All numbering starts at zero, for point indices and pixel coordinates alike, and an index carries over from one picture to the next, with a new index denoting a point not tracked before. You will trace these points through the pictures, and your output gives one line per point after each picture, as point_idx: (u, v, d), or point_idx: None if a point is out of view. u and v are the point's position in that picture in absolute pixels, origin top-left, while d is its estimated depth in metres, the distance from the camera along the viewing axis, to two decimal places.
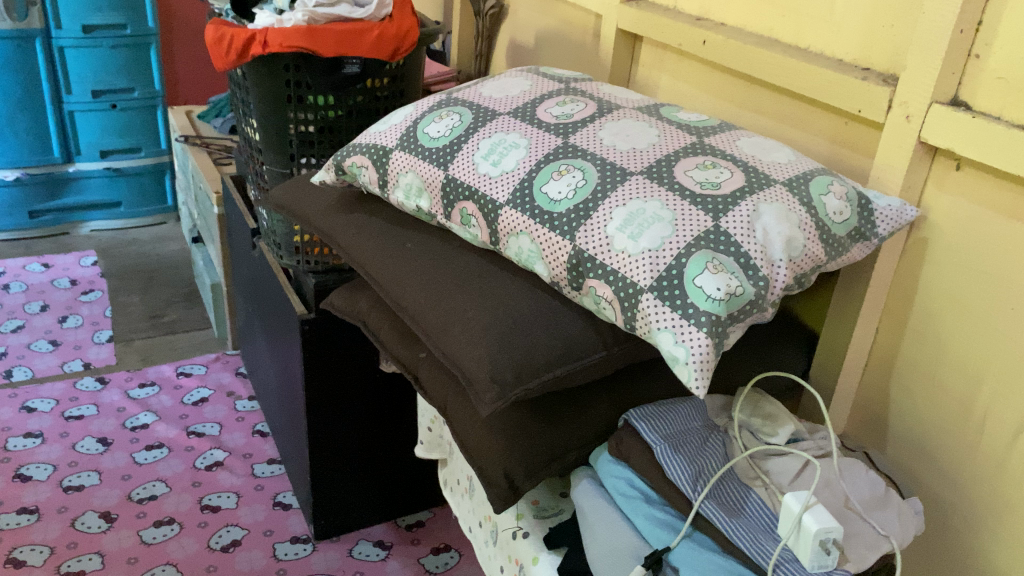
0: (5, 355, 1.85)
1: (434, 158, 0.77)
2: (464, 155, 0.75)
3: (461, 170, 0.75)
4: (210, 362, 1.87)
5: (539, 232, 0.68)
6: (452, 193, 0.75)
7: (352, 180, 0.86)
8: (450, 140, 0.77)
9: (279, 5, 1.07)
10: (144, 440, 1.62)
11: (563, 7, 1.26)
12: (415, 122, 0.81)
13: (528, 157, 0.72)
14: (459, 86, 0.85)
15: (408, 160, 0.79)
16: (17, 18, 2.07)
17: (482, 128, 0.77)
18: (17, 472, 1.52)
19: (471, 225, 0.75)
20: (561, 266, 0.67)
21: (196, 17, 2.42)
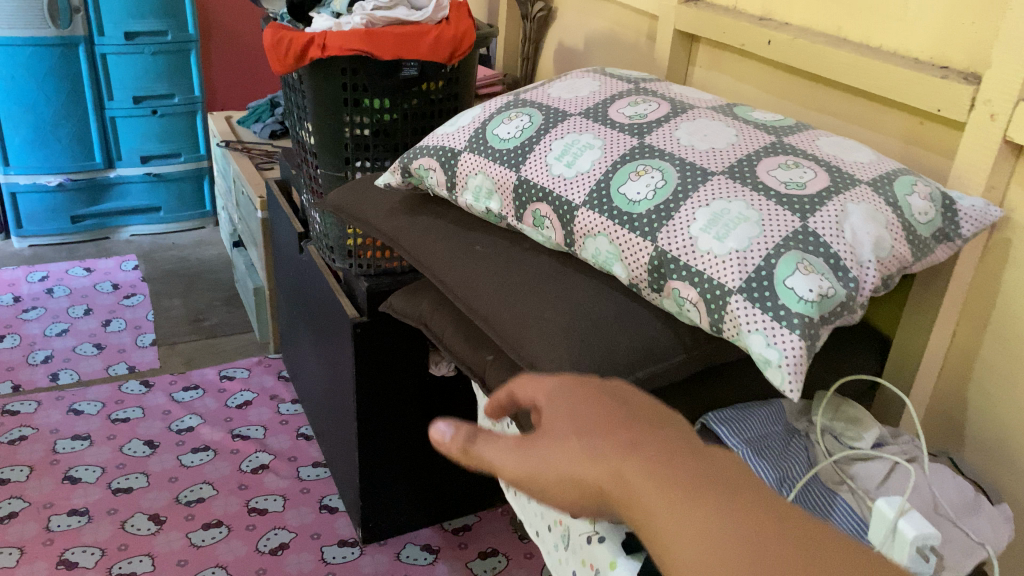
0: (51, 358, 1.86)
1: (506, 160, 0.77)
2: (536, 156, 0.75)
3: (534, 172, 0.74)
4: (253, 366, 1.87)
5: (617, 233, 0.68)
6: (525, 194, 0.75)
7: (420, 184, 0.86)
8: (522, 141, 0.77)
9: (335, 8, 1.07)
10: (190, 443, 1.63)
11: (614, 10, 1.25)
12: (483, 124, 0.81)
13: (603, 158, 0.72)
14: (525, 87, 0.85)
15: (478, 162, 0.79)
16: (61, 26, 2.10)
17: (554, 129, 0.76)
18: (67, 474, 1.53)
19: (545, 226, 0.74)
20: (642, 268, 0.66)
21: (234, 23, 2.44)
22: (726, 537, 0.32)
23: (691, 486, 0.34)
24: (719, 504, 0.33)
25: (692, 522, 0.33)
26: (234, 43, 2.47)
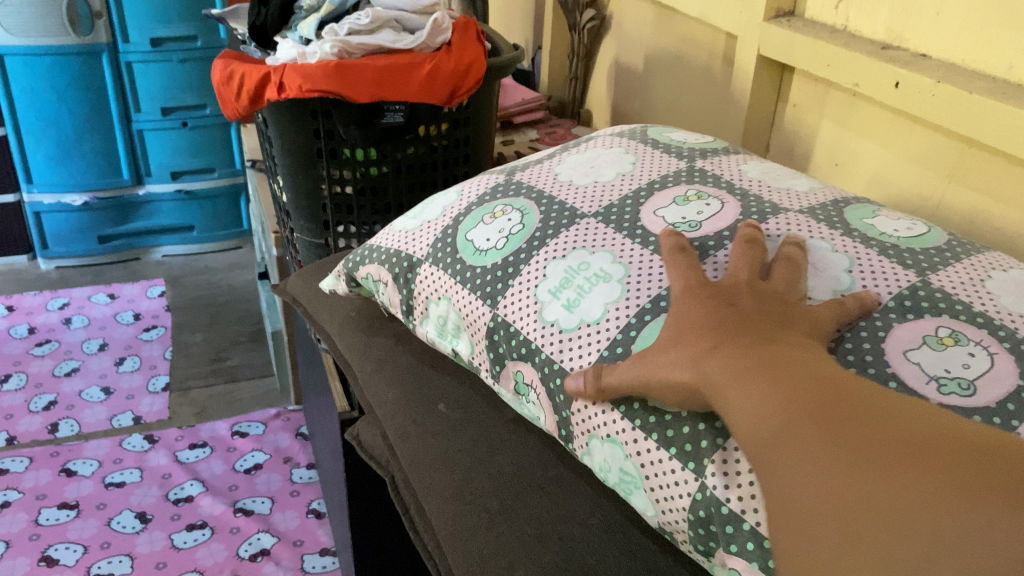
0: (54, 404, 1.69)
1: (481, 285, 0.57)
2: (521, 285, 0.55)
3: (516, 309, 0.54)
4: (269, 420, 1.67)
5: (646, 438, 0.47)
6: (508, 344, 0.55)
7: (382, 304, 0.66)
8: (507, 255, 0.57)
9: (304, 33, 0.82)
10: (186, 518, 1.42)
11: (682, 21, 0.96)
12: (455, 222, 0.62)
13: (622, 304, 0.50)
14: (519, 167, 0.66)
15: (443, 284, 0.59)
16: (82, 33, 1.92)
17: (551, 242, 0.56)
18: (44, 554, 1.34)
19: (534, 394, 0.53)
20: (681, 508, 0.45)
21: None
22: (767, 395, 0.40)
23: (747, 345, 0.42)
24: (765, 361, 0.41)
25: (729, 378, 0.42)
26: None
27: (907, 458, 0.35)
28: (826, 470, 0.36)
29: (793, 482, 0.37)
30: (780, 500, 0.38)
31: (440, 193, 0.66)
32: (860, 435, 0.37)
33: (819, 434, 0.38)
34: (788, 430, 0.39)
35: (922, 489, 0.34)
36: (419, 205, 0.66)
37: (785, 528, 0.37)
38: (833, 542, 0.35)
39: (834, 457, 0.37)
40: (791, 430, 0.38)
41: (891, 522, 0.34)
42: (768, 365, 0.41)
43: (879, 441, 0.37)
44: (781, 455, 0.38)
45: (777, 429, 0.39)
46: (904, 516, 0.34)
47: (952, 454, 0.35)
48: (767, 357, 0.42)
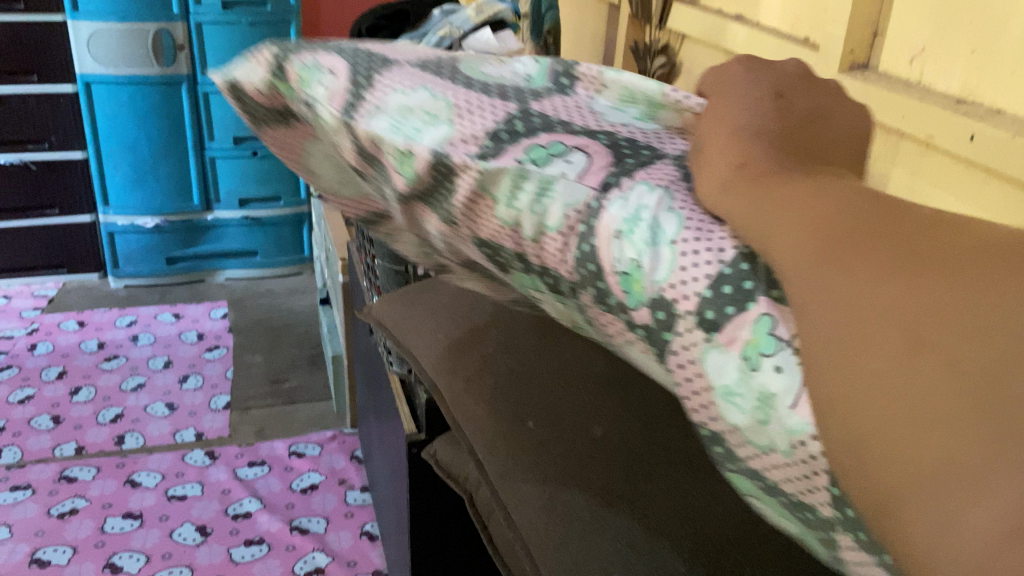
0: (120, 417, 1.76)
1: (494, 91, 0.42)
2: (559, 100, 0.42)
3: (556, 109, 0.40)
4: (325, 442, 1.71)
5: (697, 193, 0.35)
6: (524, 134, 0.38)
7: (267, 91, 0.45)
8: (523, 86, 0.43)
9: None
10: (245, 533, 1.46)
11: None
12: (452, 58, 0.47)
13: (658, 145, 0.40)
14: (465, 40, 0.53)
15: (420, 78, 0.42)
16: (165, 64, 2.03)
17: (581, 73, 0.45)
18: (109, 561, 1.38)
19: (559, 162, 0.37)
20: (696, 285, 0.31)
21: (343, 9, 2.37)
22: (823, 198, 0.30)
23: (801, 177, 0.32)
24: (827, 183, 0.31)
25: (771, 200, 0.31)
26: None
27: (989, 257, 0.25)
28: (895, 284, 0.25)
29: (843, 293, 0.26)
30: (824, 312, 0.26)
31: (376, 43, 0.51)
32: (943, 244, 0.26)
33: (891, 243, 0.27)
34: (835, 236, 0.27)
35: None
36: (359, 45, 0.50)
37: (824, 352, 0.26)
38: (892, 359, 0.24)
39: (917, 266, 0.25)
40: (839, 234, 0.27)
41: (986, 343, 0.23)
42: (802, 180, 0.32)
43: (974, 255, 0.26)
44: (824, 256, 0.27)
45: (830, 225, 0.28)
46: (1021, 337, 0.23)
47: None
48: (819, 184, 0.31)
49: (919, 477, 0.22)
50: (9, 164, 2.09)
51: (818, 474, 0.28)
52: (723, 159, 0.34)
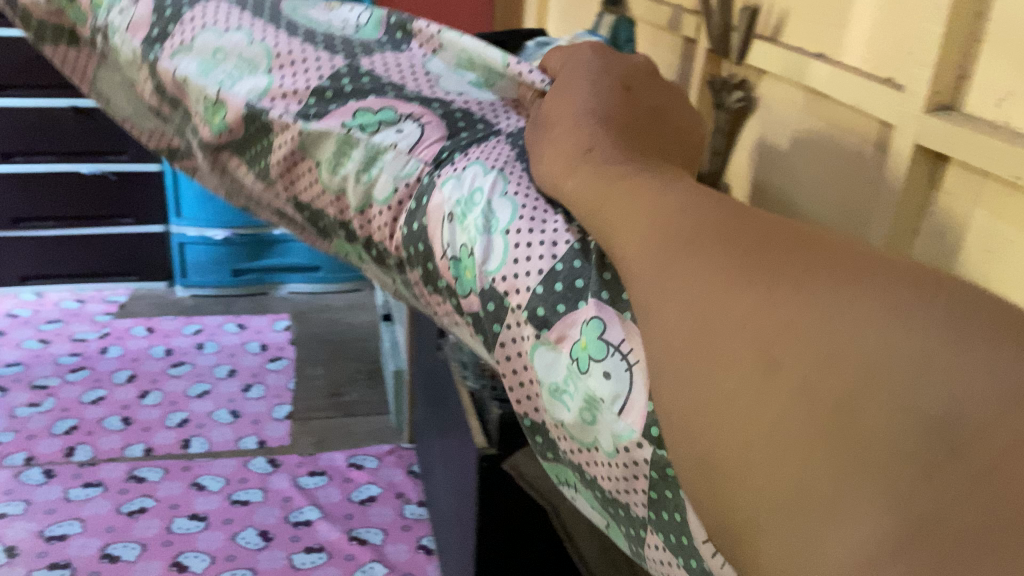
0: (186, 422, 1.81)
1: (333, 52, 0.69)
2: (376, 64, 0.68)
3: (381, 71, 0.68)
4: (383, 456, 1.75)
5: (529, 189, 0.55)
6: (358, 106, 0.64)
7: (234, 106, 0.67)
8: (358, 53, 0.70)
9: None
10: (305, 540, 1.50)
11: (833, 107, 1.02)
12: (301, 29, 0.72)
13: (467, 99, 0.66)
14: (278, 9, 0.74)
15: (255, 42, 0.70)
16: None
17: (418, 31, 0.73)
18: (176, 560, 1.43)
19: (391, 129, 0.62)
20: (530, 280, 0.51)
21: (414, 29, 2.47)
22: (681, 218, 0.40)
23: (654, 186, 0.44)
24: (672, 194, 0.43)
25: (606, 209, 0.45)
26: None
27: (816, 278, 0.33)
28: (738, 299, 0.34)
29: (688, 302, 0.36)
30: (680, 321, 0.36)
31: (230, 30, 0.70)
32: (776, 246, 0.36)
33: (727, 249, 0.37)
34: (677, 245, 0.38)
35: (862, 298, 0.31)
36: (218, 31, 0.71)
37: (674, 351, 0.35)
38: (746, 372, 0.32)
39: (747, 274, 0.35)
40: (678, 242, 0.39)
41: (815, 349, 0.31)
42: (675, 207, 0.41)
43: (803, 261, 0.34)
44: (672, 262, 0.38)
45: (681, 241, 0.39)
46: (855, 351, 0.30)
47: (898, 278, 0.32)
48: (676, 196, 0.43)
49: (780, 496, 0.30)
50: (92, 174, 2.18)
51: (638, 476, 0.44)
52: (563, 155, 0.52)
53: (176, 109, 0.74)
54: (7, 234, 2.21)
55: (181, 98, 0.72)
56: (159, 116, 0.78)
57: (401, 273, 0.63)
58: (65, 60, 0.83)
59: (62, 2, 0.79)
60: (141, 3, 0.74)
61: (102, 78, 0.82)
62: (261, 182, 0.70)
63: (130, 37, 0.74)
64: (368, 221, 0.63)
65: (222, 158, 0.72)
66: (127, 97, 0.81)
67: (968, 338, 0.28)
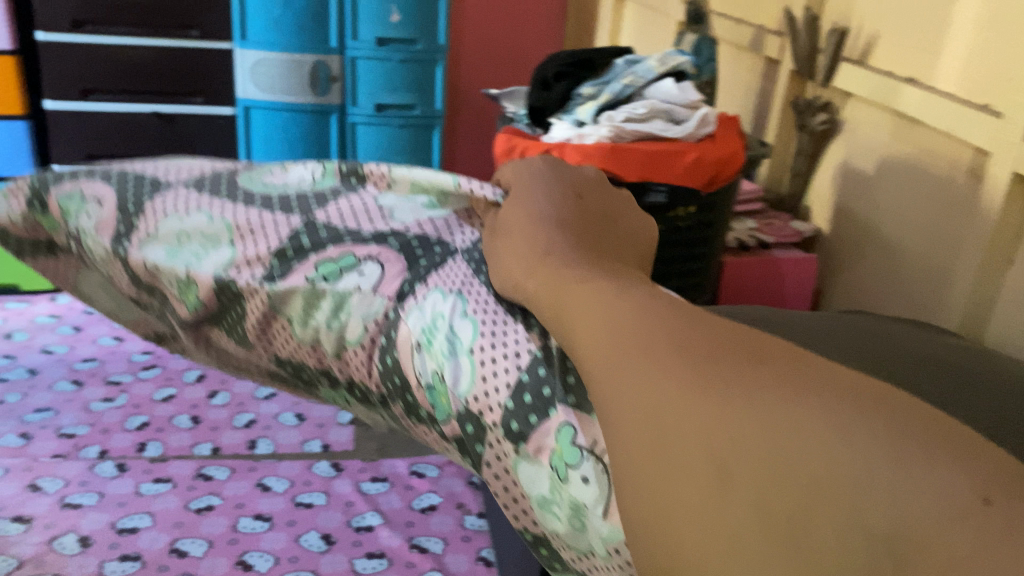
0: (253, 423, 1.85)
1: (288, 206, 0.66)
2: (333, 205, 0.66)
3: (338, 213, 0.66)
4: (444, 465, 1.76)
5: (487, 305, 0.59)
6: (318, 250, 0.62)
7: (205, 282, 0.61)
8: (310, 193, 0.68)
9: (581, 116, 0.94)
10: (367, 546, 1.51)
11: (923, 132, 1.00)
12: (242, 182, 0.68)
13: (416, 222, 0.67)
14: (235, 181, 0.68)
15: (212, 208, 0.64)
16: (319, 93, 2.18)
17: (366, 173, 0.71)
18: (241, 558, 1.45)
19: (353, 274, 0.62)
20: (499, 395, 0.55)
21: (486, 46, 2.51)
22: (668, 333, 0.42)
23: (610, 295, 0.46)
24: (629, 299, 0.45)
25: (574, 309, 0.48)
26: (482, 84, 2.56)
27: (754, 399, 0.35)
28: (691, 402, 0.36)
29: (648, 410, 0.38)
30: (641, 433, 0.38)
31: (189, 210, 0.64)
32: (728, 361, 0.38)
33: (683, 358, 0.39)
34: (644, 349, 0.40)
35: (817, 411, 0.33)
36: (177, 214, 0.64)
37: (642, 456, 0.37)
38: (701, 487, 0.34)
39: (705, 386, 0.37)
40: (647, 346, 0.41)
41: (772, 464, 0.32)
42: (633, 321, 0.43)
43: (758, 376, 0.36)
44: (635, 376, 0.40)
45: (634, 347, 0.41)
46: (800, 469, 0.32)
47: (849, 392, 0.34)
48: (629, 301, 0.45)
49: None
50: None
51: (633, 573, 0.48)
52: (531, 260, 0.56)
53: (155, 297, 0.65)
54: None
55: (156, 286, 0.64)
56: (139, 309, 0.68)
57: (384, 407, 0.63)
58: (49, 272, 0.69)
59: (37, 216, 0.66)
60: (105, 204, 0.65)
61: (81, 282, 0.69)
62: (242, 348, 0.64)
63: (99, 238, 0.64)
64: (347, 364, 0.61)
65: (199, 330, 0.65)
66: (110, 296, 0.69)
67: (914, 449, 0.30)
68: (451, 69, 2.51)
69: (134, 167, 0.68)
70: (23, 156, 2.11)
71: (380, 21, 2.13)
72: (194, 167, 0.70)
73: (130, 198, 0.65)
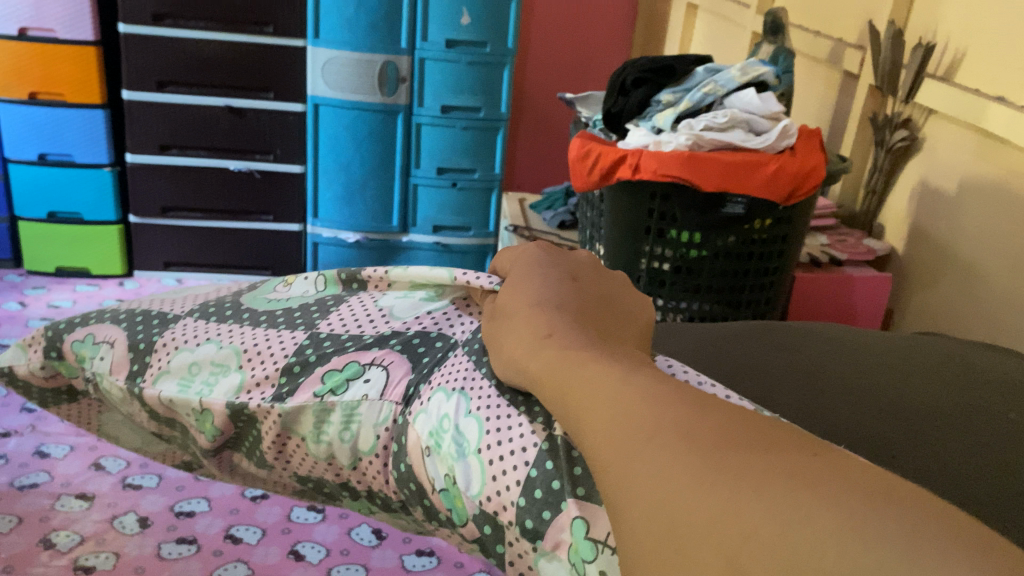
0: None
1: (281, 321, 0.69)
2: (335, 317, 0.68)
3: (335, 325, 0.67)
4: None
5: (489, 396, 0.57)
6: (315, 362, 0.64)
7: (219, 410, 0.64)
8: (311, 304, 0.71)
9: (658, 124, 0.94)
10: (417, 543, 1.51)
11: (1011, 153, 0.97)
12: (241, 303, 0.72)
13: (417, 320, 0.67)
14: (240, 304, 0.72)
15: (207, 335, 0.68)
16: (387, 93, 2.21)
17: (364, 277, 0.73)
18: (293, 548, 1.45)
19: (358, 383, 0.62)
20: (509, 491, 0.52)
21: (553, 53, 2.52)
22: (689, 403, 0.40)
23: (613, 368, 0.45)
24: (635, 370, 0.45)
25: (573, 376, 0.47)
26: (547, 88, 2.57)
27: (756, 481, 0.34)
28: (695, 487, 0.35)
29: (652, 490, 0.36)
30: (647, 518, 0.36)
31: (199, 341, 0.67)
32: (736, 450, 0.36)
33: (688, 444, 0.37)
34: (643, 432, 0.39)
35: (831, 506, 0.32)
36: (189, 347, 0.67)
37: (650, 548, 0.35)
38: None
39: (717, 477, 0.35)
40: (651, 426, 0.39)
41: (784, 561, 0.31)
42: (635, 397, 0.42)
43: (759, 465, 0.35)
44: (635, 457, 0.38)
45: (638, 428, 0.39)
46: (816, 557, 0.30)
47: (863, 486, 0.32)
48: (642, 373, 0.45)
49: None
50: (239, 171, 2.29)
51: None
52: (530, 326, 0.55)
53: (176, 429, 0.68)
54: (157, 222, 2.34)
55: (174, 418, 0.67)
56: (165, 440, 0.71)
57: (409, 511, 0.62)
58: (69, 417, 0.73)
59: (54, 363, 0.69)
60: (117, 346, 0.68)
61: (104, 423, 0.73)
62: (265, 469, 0.66)
63: (114, 379, 0.67)
64: (363, 474, 0.62)
65: (223, 457, 0.68)
66: (136, 432, 0.72)
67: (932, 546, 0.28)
68: (517, 75, 2.53)
69: (142, 306, 0.72)
70: (99, 143, 2.25)
71: (451, 24, 2.14)
72: (198, 299, 0.74)
73: (141, 339, 0.68)
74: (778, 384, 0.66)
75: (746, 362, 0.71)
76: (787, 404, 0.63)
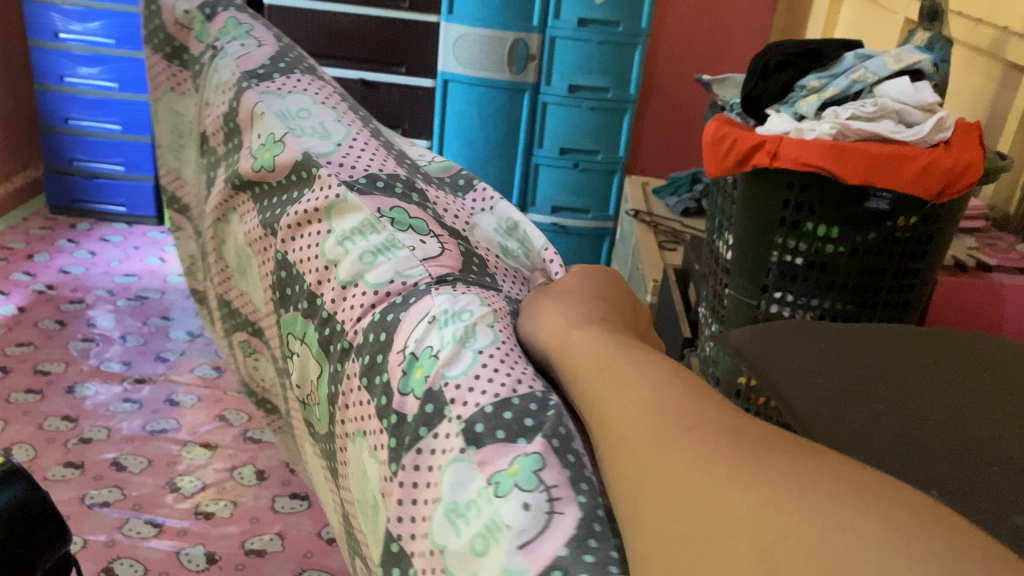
0: None
1: (404, 165, 0.78)
2: (434, 193, 0.76)
3: (436, 196, 0.75)
4: None
5: (513, 335, 0.58)
6: (395, 192, 0.70)
7: (289, 152, 0.72)
8: (427, 180, 0.78)
9: (802, 110, 0.90)
10: None
11: None
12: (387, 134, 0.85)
13: (488, 244, 0.74)
14: (377, 128, 0.85)
15: (330, 110, 0.79)
16: (515, 71, 2.21)
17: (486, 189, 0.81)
18: None
19: (417, 236, 0.66)
20: (483, 398, 0.51)
21: (687, 37, 2.46)
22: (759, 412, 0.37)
23: (668, 368, 0.44)
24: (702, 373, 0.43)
25: (618, 360, 0.46)
26: (679, 71, 2.51)
27: (802, 486, 0.32)
28: (732, 484, 0.33)
29: (693, 484, 0.34)
30: (677, 508, 0.34)
31: (324, 104, 0.80)
32: (786, 461, 0.34)
33: (732, 444, 0.36)
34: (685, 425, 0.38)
35: (876, 507, 0.29)
36: (314, 104, 0.79)
37: (682, 542, 0.33)
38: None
39: (761, 481, 0.33)
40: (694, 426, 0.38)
41: (819, 557, 0.28)
42: (681, 394, 0.41)
43: (811, 471, 0.32)
44: (677, 453, 0.36)
45: (683, 424, 0.38)
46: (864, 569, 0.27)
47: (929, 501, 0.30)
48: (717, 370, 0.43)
49: None
50: None
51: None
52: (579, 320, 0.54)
53: (229, 144, 0.80)
54: None
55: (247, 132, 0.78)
56: (203, 148, 0.85)
57: (339, 359, 0.61)
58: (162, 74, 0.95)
59: (197, 20, 0.92)
60: (263, 49, 0.86)
61: (164, 101, 0.95)
62: (264, 226, 0.72)
63: (235, 65, 0.84)
64: (344, 296, 0.63)
65: (241, 192, 0.77)
66: (172, 127, 0.96)
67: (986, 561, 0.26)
68: (649, 58, 2.49)
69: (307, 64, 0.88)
70: None
71: (585, 2, 2.12)
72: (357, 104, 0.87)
73: (282, 62, 0.85)
74: (902, 406, 0.51)
75: (870, 379, 0.55)
76: (905, 435, 0.48)
